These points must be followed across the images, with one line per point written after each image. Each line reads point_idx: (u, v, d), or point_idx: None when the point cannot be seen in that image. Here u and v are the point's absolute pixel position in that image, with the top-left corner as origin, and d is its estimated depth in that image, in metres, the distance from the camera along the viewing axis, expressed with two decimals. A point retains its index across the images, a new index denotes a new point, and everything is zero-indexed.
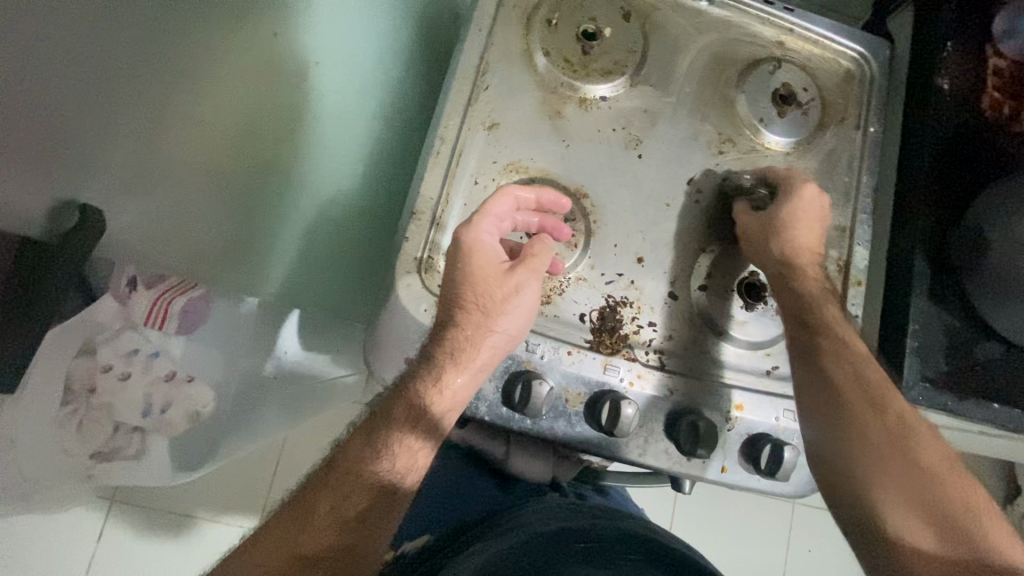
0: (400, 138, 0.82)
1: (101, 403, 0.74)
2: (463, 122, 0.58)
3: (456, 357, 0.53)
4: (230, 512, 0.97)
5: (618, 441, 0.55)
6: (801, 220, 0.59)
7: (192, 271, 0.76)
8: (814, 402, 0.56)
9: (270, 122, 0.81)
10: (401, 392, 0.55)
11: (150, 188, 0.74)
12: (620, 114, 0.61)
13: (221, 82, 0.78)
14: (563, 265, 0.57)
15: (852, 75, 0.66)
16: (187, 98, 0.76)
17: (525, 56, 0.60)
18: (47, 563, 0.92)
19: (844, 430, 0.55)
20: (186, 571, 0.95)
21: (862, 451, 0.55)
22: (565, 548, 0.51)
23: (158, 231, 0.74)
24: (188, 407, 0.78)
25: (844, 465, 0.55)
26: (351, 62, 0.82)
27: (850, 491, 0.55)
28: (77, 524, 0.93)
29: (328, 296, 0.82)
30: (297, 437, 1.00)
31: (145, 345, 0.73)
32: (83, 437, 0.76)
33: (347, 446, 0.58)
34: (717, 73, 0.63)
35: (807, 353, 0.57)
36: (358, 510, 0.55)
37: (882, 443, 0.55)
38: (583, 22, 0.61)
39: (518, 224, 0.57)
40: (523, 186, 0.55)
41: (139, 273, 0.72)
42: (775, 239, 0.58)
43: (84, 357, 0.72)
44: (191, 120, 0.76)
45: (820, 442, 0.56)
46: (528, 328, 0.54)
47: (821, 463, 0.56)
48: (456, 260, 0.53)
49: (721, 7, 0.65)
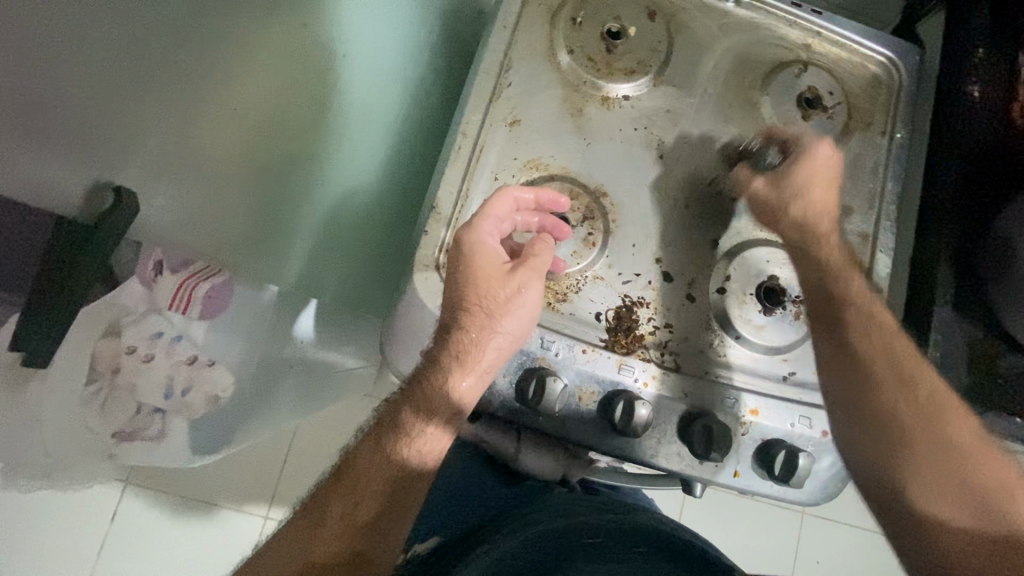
0: (423, 130, 0.82)
1: (124, 384, 0.74)
2: (485, 118, 0.58)
3: (461, 358, 0.54)
4: (240, 498, 0.98)
5: (631, 442, 0.55)
6: (820, 176, 0.58)
7: (217, 257, 0.76)
8: (843, 372, 0.56)
9: (298, 112, 0.82)
10: (410, 394, 0.56)
11: (182, 173, 0.77)
12: (642, 114, 0.61)
13: (255, 73, 0.81)
14: (565, 265, 0.57)
15: (879, 80, 0.65)
16: (223, 87, 0.80)
17: (549, 53, 0.60)
18: (63, 539, 0.94)
19: (874, 405, 0.55)
20: (197, 554, 0.97)
21: (893, 430, 0.55)
22: (574, 544, 0.52)
23: (186, 214, 0.76)
24: (208, 389, 0.78)
25: (874, 437, 0.55)
26: (377, 53, 0.82)
27: (877, 450, 0.55)
28: (93, 502, 0.95)
29: (348, 286, 0.82)
30: (309, 428, 1.01)
31: (168, 329, 0.73)
32: (104, 416, 0.75)
33: (356, 451, 0.58)
34: (742, 75, 0.63)
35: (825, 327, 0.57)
36: (370, 515, 0.55)
37: (916, 425, 0.54)
38: (607, 20, 0.61)
39: (519, 226, 0.57)
40: (521, 186, 0.55)
41: (166, 257, 0.72)
42: (790, 202, 0.58)
43: (107, 339, 0.71)
44: (226, 108, 0.80)
45: (847, 415, 0.56)
46: (535, 326, 0.55)
47: (853, 412, 0.56)
48: (456, 262, 0.53)
49: (747, 8, 0.64)
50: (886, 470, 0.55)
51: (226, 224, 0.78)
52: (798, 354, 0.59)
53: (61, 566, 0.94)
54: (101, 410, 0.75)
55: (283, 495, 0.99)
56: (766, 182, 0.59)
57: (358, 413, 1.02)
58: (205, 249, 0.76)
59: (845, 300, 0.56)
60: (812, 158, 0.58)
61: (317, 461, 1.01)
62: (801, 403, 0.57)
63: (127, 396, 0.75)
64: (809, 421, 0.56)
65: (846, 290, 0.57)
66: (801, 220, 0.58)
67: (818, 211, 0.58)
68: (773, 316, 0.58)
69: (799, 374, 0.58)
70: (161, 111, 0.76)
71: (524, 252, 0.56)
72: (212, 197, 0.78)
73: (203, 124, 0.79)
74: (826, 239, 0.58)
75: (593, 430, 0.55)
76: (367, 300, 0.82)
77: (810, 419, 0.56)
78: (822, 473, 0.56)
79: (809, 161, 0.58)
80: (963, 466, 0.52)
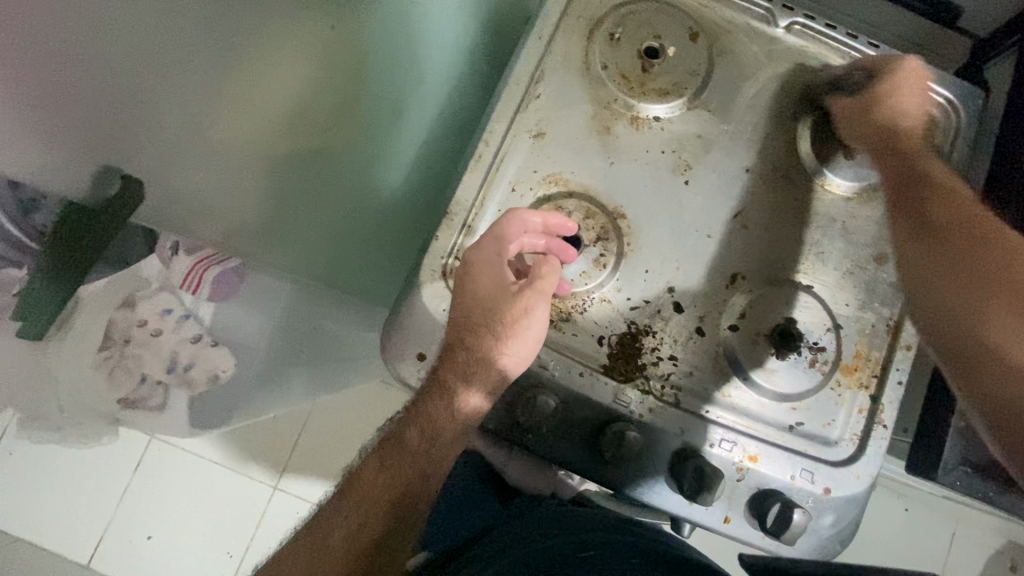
0: (458, 126, 0.79)
1: (132, 352, 0.79)
2: (510, 128, 0.58)
3: (467, 378, 0.53)
4: (252, 467, 1.02)
5: (622, 474, 0.54)
6: (913, 93, 0.54)
7: (228, 243, 0.81)
8: (921, 250, 0.46)
9: (317, 109, 0.81)
10: (414, 414, 0.55)
11: (191, 166, 0.78)
12: (672, 137, 0.59)
13: (272, 68, 0.79)
14: (571, 288, 0.56)
15: (936, 122, 0.61)
16: (241, 82, 0.78)
17: (582, 67, 0.59)
18: (89, 484, 1.00)
19: (972, 282, 0.42)
20: (206, 516, 1.01)
21: (948, 265, 0.44)
22: (566, 558, 0.50)
23: (196, 207, 0.80)
24: (211, 368, 0.83)
25: (947, 289, 0.43)
26: (414, 52, 0.80)
27: (957, 307, 0.42)
28: (119, 453, 1.01)
29: (363, 279, 0.84)
30: (321, 409, 1.04)
31: (178, 307, 0.79)
32: (110, 382, 0.81)
33: (359, 473, 0.57)
34: (782, 106, 0.60)
35: (909, 215, 0.48)
36: (373, 539, 0.54)
37: (994, 272, 0.42)
38: (646, 38, 0.60)
39: (524, 248, 0.54)
40: (530, 209, 0.54)
41: (182, 241, 0.79)
42: (880, 109, 0.53)
43: (123, 310, 0.78)
44: (244, 104, 0.78)
45: (912, 259, 0.46)
46: (534, 354, 0.53)
47: (920, 263, 0.45)
48: (460, 283, 0.53)
49: (798, 37, 0.61)
50: (957, 305, 0.42)
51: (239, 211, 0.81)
52: (809, 405, 0.56)
53: (82, 511, 0.99)
54: (108, 377, 0.81)
55: (291, 473, 1.02)
56: (848, 103, 0.55)
57: (370, 400, 1.05)
58: (213, 238, 0.80)
59: (926, 171, 0.49)
60: (893, 75, 0.54)
61: (327, 443, 1.04)
62: (804, 456, 0.54)
63: (133, 368, 0.81)
64: (811, 474, 0.53)
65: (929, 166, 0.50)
66: (894, 119, 0.53)
67: (911, 118, 0.53)
68: (783, 362, 0.55)
69: (806, 426, 0.55)
70: (184, 101, 0.75)
71: (530, 274, 0.54)
72: (234, 187, 0.80)
73: (221, 105, 0.77)
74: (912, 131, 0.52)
75: (584, 455, 0.54)
76: (373, 288, 0.83)
77: (811, 472, 0.53)
78: (816, 533, 0.53)
79: (886, 83, 0.54)
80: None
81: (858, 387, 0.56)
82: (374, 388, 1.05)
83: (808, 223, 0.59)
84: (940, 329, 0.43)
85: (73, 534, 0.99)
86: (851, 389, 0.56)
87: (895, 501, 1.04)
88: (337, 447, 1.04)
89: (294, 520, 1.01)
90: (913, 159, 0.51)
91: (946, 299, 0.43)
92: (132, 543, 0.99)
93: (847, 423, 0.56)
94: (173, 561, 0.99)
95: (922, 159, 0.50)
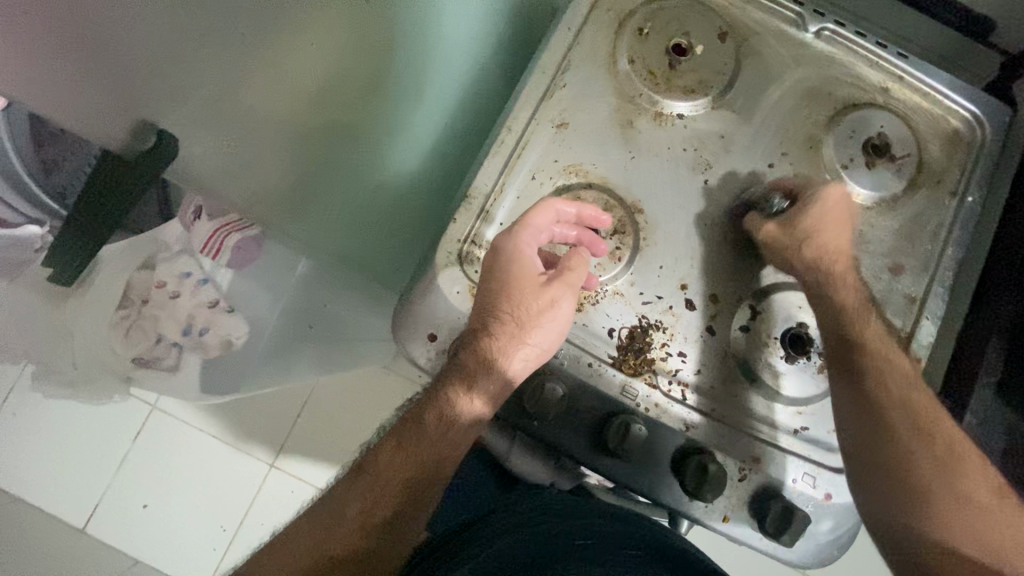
0: (480, 116, 0.78)
1: (150, 313, 0.86)
2: (534, 116, 0.58)
3: (489, 367, 0.53)
4: (251, 443, 1.03)
5: (627, 465, 0.54)
6: (832, 221, 0.56)
7: (251, 208, 0.85)
8: (866, 433, 0.52)
9: (343, 89, 0.77)
10: (432, 398, 0.56)
11: (221, 125, 0.79)
12: (694, 136, 0.59)
13: (304, 46, 0.75)
14: (597, 281, 0.56)
15: (959, 136, 0.61)
16: (275, 56, 0.75)
17: (608, 61, 0.59)
18: (88, 448, 1.01)
19: (907, 480, 0.51)
20: (205, 487, 1.02)
21: (891, 456, 0.51)
22: (566, 543, 0.51)
23: (220, 167, 0.82)
24: (223, 334, 0.90)
25: (888, 480, 0.51)
26: (460, 43, 0.75)
27: (892, 500, 0.51)
28: (120, 419, 1.02)
29: (368, 260, 0.86)
30: (322, 390, 1.05)
31: (197, 271, 0.88)
32: (127, 341, 0.86)
33: (377, 450, 0.58)
34: (807, 111, 0.60)
35: (853, 391, 0.52)
36: (386, 514, 0.55)
37: (942, 489, 0.50)
38: (675, 35, 0.60)
39: (556, 237, 0.56)
40: (565, 200, 0.55)
41: (206, 206, 0.87)
42: (806, 244, 0.55)
43: (144, 270, 0.87)
44: (279, 75, 0.76)
45: (854, 445, 0.52)
46: (560, 342, 0.54)
47: (858, 445, 0.52)
48: (488, 268, 0.53)
49: (827, 42, 0.61)
50: (891, 504, 0.51)
51: (267, 180, 0.83)
52: (815, 409, 0.56)
53: (80, 475, 1.00)
54: (125, 334, 0.86)
55: (289, 452, 1.03)
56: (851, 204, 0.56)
57: (373, 382, 1.05)
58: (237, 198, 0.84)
59: (860, 338, 0.53)
60: (825, 202, 0.56)
61: (326, 423, 1.04)
62: (809, 459, 0.54)
63: (150, 326, 0.86)
64: (813, 479, 0.54)
65: (865, 328, 0.54)
66: (817, 260, 0.55)
67: (836, 252, 0.56)
68: (795, 365, 0.56)
69: (811, 430, 0.55)
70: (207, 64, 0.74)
71: (559, 265, 0.55)
72: (258, 152, 0.81)
73: (252, 80, 0.76)
74: (846, 285, 0.55)
75: (589, 447, 0.54)
76: (380, 270, 0.86)
77: (813, 476, 0.54)
78: (816, 537, 0.53)
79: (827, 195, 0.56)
80: (973, 512, 0.49)
81: None
82: (377, 370, 1.05)
83: None
84: (877, 524, 0.52)
85: (71, 497, 1.00)
86: None
87: None
88: (337, 429, 1.04)
89: (290, 498, 1.02)
90: (847, 320, 0.54)
91: (883, 488, 0.51)
92: (128, 510, 1.00)
93: None
94: (168, 530, 1.00)
95: (862, 327, 0.54)
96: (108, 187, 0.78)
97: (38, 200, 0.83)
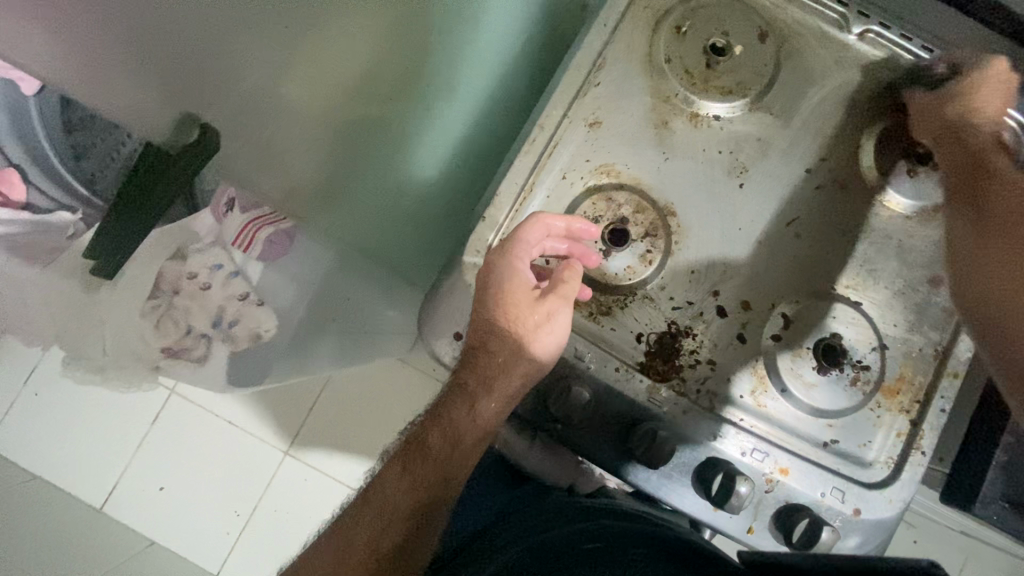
0: (502, 122, 0.82)
1: (181, 304, 0.86)
2: (567, 114, 0.57)
3: (490, 382, 0.55)
4: (268, 431, 1.04)
5: (647, 473, 0.54)
6: (997, 89, 0.53)
7: (284, 205, 0.87)
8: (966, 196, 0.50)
9: (378, 92, 0.74)
10: (437, 420, 0.58)
11: (253, 123, 0.75)
12: (731, 138, 0.58)
13: (340, 49, 0.70)
14: (589, 293, 0.55)
15: None
16: (307, 59, 0.69)
17: (645, 60, 0.58)
18: (106, 435, 1.03)
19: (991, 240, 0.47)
20: (221, 479, 1.03)
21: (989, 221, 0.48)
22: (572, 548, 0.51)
23: (254, 163, 0.81)
24: (252, 326, 0.90)
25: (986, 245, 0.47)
26: (488, 49, 0.76)
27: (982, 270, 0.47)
28: (140, 404, 1.03)
29: (394, 255, 0.91)
30: (336, 381, 1.06)
31: (228, 264, 0.90)
32: (158, 330, 0.85)
33: (381, 478, 0.58)
34: (847, 117, 0.58)
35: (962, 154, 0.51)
36: (396, 541, 0.56)
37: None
38: (713, 35, 0.59)
39: (546, 251, 0.55)
40: (554, 214, 0.53)
41: (239, 198, 0.88)
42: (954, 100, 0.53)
43: (174, 261, 0.87)
44: (313, 78, 0.71)
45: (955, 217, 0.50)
46: (553, 355, 0.53)
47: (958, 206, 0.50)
48: (486, 282, 0.52)
49: (871, 44, 0.59)
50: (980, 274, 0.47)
51: (300, 176, 0.83)
52: (845, 423, 0.55)
53: (100, 458, 1.02)
54: (156, 325, 0.85)
55: (303, 442, 1.04)
56: (923, 101, 0.55)
57: (387, 375, 1.06)
58: (273, 196, 0.86)
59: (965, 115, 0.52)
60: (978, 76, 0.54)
61: (340, 414, 1.05)
62: (837, 474, 0.53)
63: (180, 320, 0.86)
64: (842, 494, 0.52)
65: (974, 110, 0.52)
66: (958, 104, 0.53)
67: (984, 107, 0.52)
68: (826, 376, 0.54)
69: (841, 443, 0.54)
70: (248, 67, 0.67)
71: (552, 278, 0.54)
72: (289, 150, 0.79)
73: (284, 83, 0.71)
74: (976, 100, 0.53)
75: (610, 452, 0.54)
76: (408, 265, 0.91)
77: (842, 491, 0.52)
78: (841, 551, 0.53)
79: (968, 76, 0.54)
80: None
81: (898, 410, 0.55)
82: (391, 363, 1.05)
83: (864, 237, 0.57)
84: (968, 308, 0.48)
85: (91, 482, 1.01)
86: (891, 412, 0.55)
87: (904, 532, 1.01)
88: (351, 420, 1.05)
89: (303, 487, 1.03)
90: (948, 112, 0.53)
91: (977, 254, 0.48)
92: (144, 496, 1.02)
93: (883, 446, 0.54)
94: (183, 518, 1.02)
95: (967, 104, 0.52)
96: (152, 181, 0.77)
97: (69, 188, 0.85)
